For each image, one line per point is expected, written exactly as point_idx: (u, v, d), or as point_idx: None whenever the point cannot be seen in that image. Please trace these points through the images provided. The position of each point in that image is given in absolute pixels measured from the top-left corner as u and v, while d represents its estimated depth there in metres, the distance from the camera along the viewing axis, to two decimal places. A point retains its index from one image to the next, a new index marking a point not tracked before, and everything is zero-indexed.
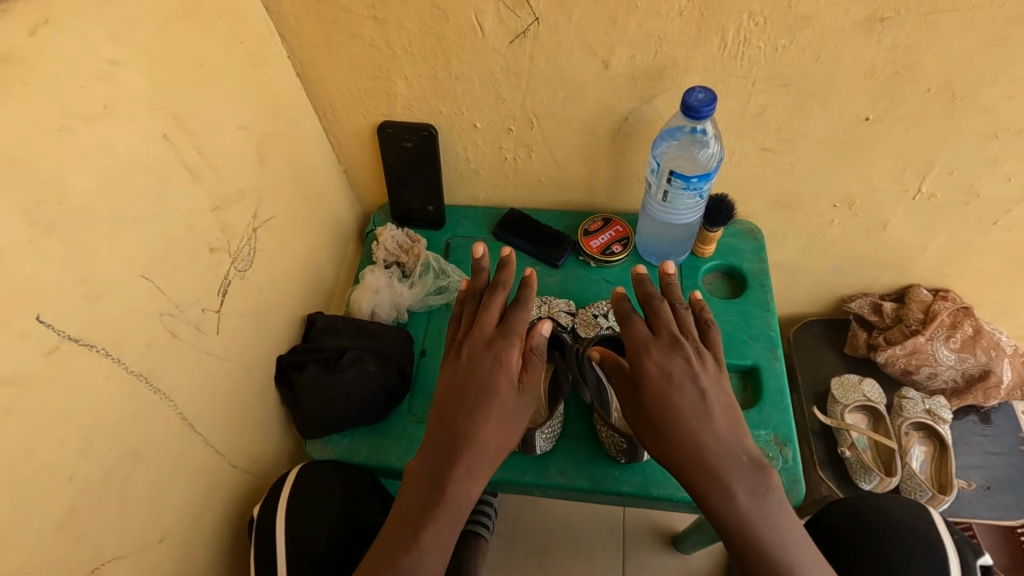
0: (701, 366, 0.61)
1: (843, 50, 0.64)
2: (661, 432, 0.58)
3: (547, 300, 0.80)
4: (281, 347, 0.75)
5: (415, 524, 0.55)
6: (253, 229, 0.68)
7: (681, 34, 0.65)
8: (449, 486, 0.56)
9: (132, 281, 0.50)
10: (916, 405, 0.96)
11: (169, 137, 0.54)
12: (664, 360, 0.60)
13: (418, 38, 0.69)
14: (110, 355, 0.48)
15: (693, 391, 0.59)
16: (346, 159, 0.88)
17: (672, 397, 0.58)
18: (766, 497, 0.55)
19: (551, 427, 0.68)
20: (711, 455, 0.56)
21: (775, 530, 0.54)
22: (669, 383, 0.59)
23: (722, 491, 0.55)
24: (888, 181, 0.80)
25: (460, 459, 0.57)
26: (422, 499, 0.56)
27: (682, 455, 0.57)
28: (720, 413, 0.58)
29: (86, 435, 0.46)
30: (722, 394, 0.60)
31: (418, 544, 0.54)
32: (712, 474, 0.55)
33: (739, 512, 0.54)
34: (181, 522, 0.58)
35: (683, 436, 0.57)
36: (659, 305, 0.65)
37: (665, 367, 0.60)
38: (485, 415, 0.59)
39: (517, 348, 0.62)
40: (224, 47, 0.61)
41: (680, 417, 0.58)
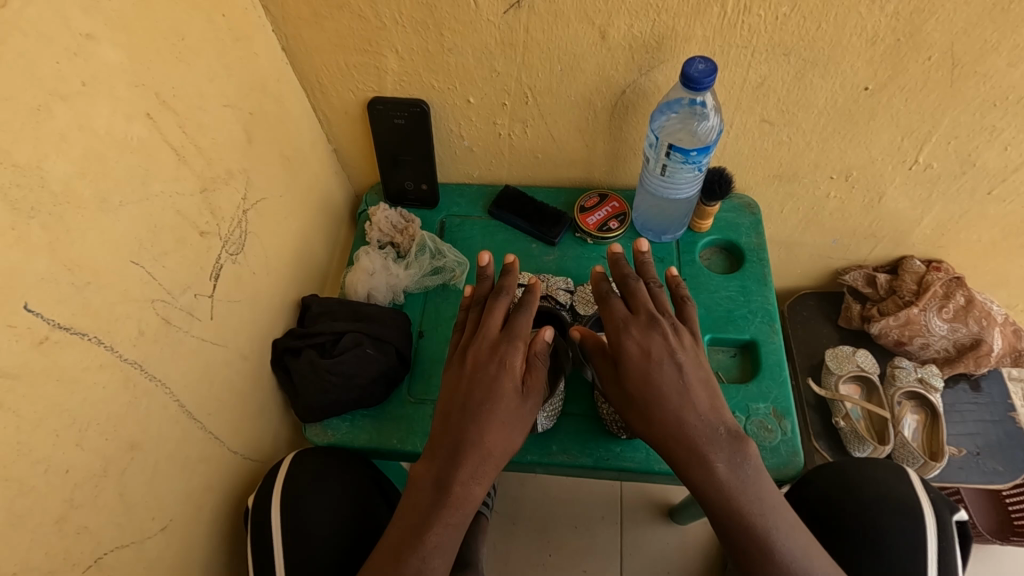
0: (680, 342, 0.60)
1: (846, 17, 0.63)
2: (640, 408, 0.58)
3: (546, 278, 0.79)
4: (276, 332, 0.74)
5: (419, 530, 0.55)
6: (244, 211, 0.66)
7: (680, 2, 0.63)
8: (452, 491, 0.56)
9: (120, 267, 0.48)
10: (909, 374, 0.98)
11: (153, 116, 0.52)
12: (643, 338, 0.60)
13: (408, 9, 0.67)
14: (102, 344, 0.47)
15: (672, 367, 0.59)
16: (336, 138, 0.86)
17: (652, 374, 0.58)
18: (744, 466, 0.55)
19: (553, 405, 0.68)
20: (692, 430, 0.56)
21: (756, 498, 0.54)
22: (647, 358, 0.59)
23: (702, 463, 0.55)
24: (886, 152, 0.79)
25: (463, 465, 0.57)
26: (425, 504, 0.56)
27: (660, 429, 0.57)
28: (699, 387, 0.58)
29: (83, 426, 0.45)
30: (701, 368, 0.60)
31: (422, 550, 0.54)
32: (693, 448, 0.56)
33: (719, 482, 0.54)
34: (183, 510, 0.57)
35: (663, 413, 0.57)
36: (634, 285, 0.64)
37: (645, 344, 0.60)
38: (488, 420, 0.58)
39: (521, 352, 0.62)
40: (205, 20, 0.58)
41: (659, 393, 0.58)
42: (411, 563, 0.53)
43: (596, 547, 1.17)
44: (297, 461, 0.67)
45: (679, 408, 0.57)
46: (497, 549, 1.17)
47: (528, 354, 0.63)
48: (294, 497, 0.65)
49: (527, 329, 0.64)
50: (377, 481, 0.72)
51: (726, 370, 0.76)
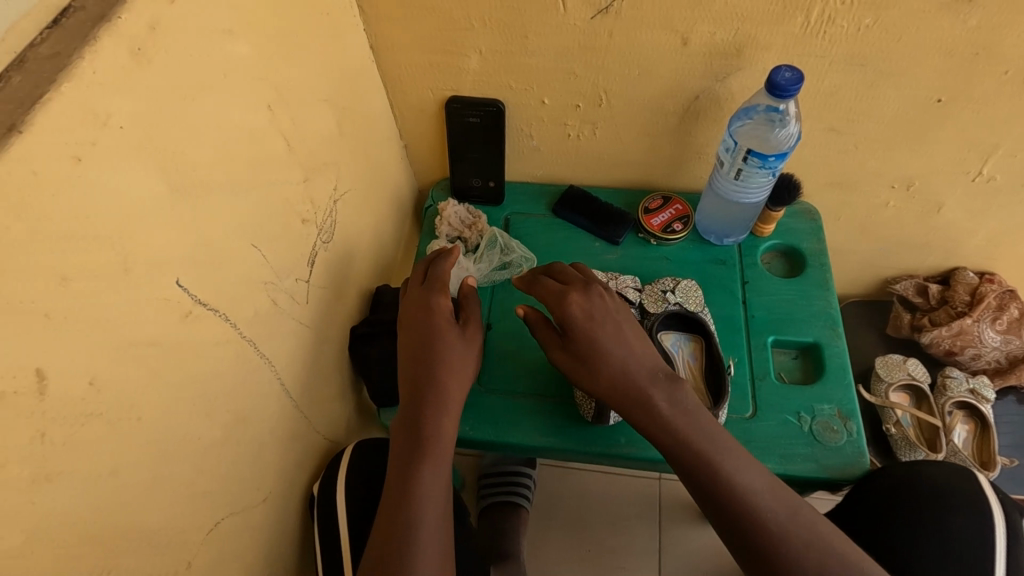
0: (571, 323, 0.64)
1: (926, 30, 0.64)
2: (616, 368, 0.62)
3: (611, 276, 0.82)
4: (353, 320, 0.77)
5: (409, 469, 0.59)
6: (334, 201, 0.69)
7: (765, 12, 0.65)
8: (423, 432, 0.61)
9: (243, 249, 0.51)
10: (960, 384, 0.98)
11: (272, 108, 0.55)
12: (576, 308, 0.64)
13: (498, 12, 0.69)
14: (228, 321, 0.50)
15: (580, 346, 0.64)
16: (407, 134, 0.89)
17: (623, 334, 0.64)
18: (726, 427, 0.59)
19: None
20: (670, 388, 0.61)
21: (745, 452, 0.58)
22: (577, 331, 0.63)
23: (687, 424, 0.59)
24: (949, 163, 0.81)
25: (432, 407, 0.62)
26: (405, 449, 0.60)
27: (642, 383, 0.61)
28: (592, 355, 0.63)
29: (211, 397, 0.48)
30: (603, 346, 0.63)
31: (412, 489, 0.58)
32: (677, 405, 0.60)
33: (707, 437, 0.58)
34: (277, 484, 0.60)
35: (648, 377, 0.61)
36: (561, 265, 0.70)
37: (576, 321, 0.64)
38: (451, 371, 0.65)
39: (440, 313, 0.68)
40: (312, 18, 0.61)
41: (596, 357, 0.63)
42: (403, 503, 0.57)
43: (634, 545, 1.19)
44: (358, 451, 0.70)
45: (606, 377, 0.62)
46: (536, 544, 1.19)
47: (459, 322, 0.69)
48: (359, 483, 0.68)
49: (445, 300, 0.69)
50: None
51: (789, 371, 0.78)
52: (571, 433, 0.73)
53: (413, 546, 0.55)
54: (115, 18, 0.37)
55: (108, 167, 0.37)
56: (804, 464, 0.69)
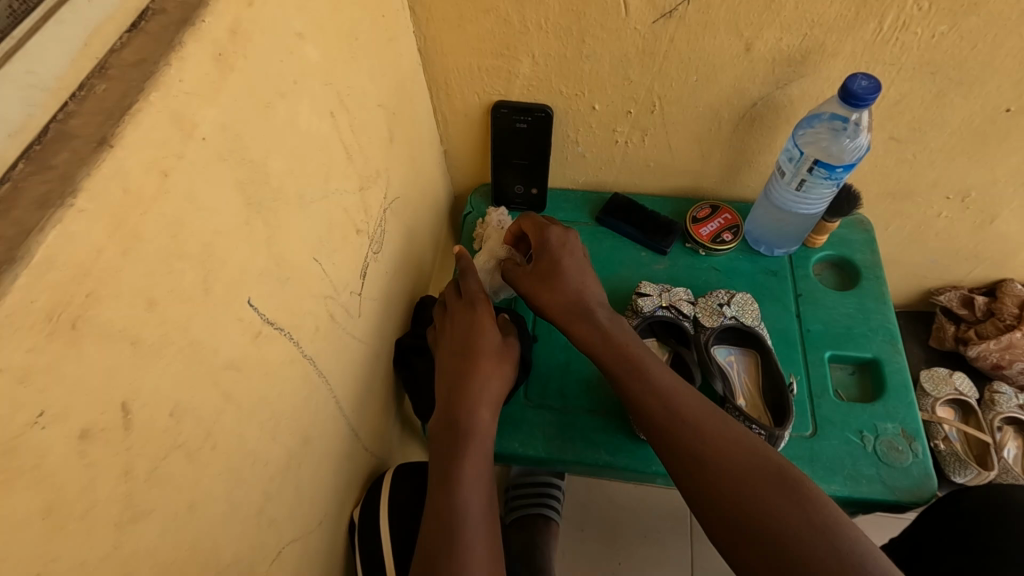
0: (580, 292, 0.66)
1: (1004, 38, 0.62)
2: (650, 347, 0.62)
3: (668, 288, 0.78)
4: (398, 331, 0.75)
5: (455, 461, 0.60)
6: (384, 210, 0.67)
7: (837, 17, 0.63)
8: (463, 427, 0.62)
9: (307, 262, 0.49)
10: (1009, 400, 0.96)
11: (335, 114, 0.53)
12: (572, 275, 0.68)
13: (557, 14, 0.67)
14: (293, 339, 0.47)
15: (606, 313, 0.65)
16: (448, 139, 0.87)
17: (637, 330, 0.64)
18: None
19: None
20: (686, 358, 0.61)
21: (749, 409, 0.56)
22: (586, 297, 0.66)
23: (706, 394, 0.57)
24: (1010, 174, 0.79)
25: (466, 403, 0.63)
26: (447, 445, 0.61)
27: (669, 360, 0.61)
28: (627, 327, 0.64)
29: (280, 420, 0.46)
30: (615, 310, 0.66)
31: (457, 484, 0.58)
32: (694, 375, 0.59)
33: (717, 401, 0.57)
34: (330, 506, 0.57)
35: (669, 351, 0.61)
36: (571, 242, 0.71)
37: (569, 290, 0.66)
38: (482, 372, 0.65)
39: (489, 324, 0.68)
40: (371, 20, 0.59)
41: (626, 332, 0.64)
42: (447, 497, 0.57)
43: (668, 558, 1.17)
44: (398, 474, 0.68)
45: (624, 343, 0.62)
46: (567, 556, 1.17)
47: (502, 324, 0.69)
48: (401, 499, 0.65)
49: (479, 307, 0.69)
50: None
51: (846, 387, 0.76)
52: (625, 451, 0.71)
53: (460, 534, 0.55)
54: (200, 21, 0.34)
55: (193, 181, 0.34)
56: (870, 486, 0.66)
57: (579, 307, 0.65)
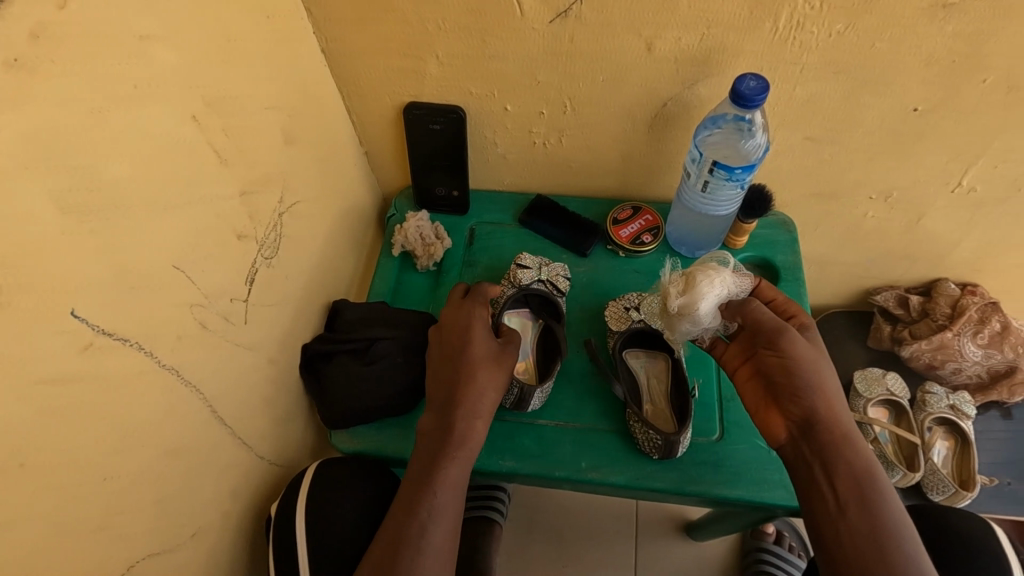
0: (804, 371, 0.57)
1: (903, 37, 0.61)
2: (829, 438, 0.56)
3: (698, 270, 0.66)
4: (305, 336, 0.73)
5: (432, 470, 0.58)
6: (278, 214, 0.65)
7: (733, 16, 0.61)
8: (455, 430, 0.60)
9: (163, 272, 0.48)
10: (939, 400, 0.95)
11: (198, 118, 0.51)
12: (806, 347, 0.58)
13: (454, 15, 0.65)
14: (143, 350, 0.46)
15: (816, 399, 0.57)
16: (368, 141, 0.85)
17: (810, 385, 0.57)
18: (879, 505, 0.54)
19: (547, 386, 0.69)
20: (861, 463, 0.55)
21: (896, 515, 0.54)
22: (807, 376, 0.57)
23: (860, 489, 0.54)
24: (930, 174, 0.77)
25: (463, 406, 0.61)
26: (435, 444, 0.60)
27: (838, 457, 0.55)
28: (838, 417, 0.57)
29: (125, 434, 0.45)
30: (827, 396, 0.57)
31: (432, 486, 0.57)
32: (867, 475, 0.55)
33: (877, 503, 0.54)
34: (211, 517, 0.56)
35: (852, 455, 0.55)
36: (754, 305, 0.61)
37: (809, 367, 0.57)
38: (485, 368, 0.63)
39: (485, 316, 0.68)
40: (251, 21, 0.57)
41: (811, 419, 0.57)
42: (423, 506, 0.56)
43: (612, 560, 1.16)
44: (321, 468, 0.65)
45: (839, 419, 0.57)
46: (511, 558, 1.16)
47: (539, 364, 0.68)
48: (323, 497, 0.63)
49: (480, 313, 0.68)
50: None
51: None
52: (532, 457, 0.69)
53: (415, 541, 0.54)
54: None
55: None
56: (773, 491, 0.66)
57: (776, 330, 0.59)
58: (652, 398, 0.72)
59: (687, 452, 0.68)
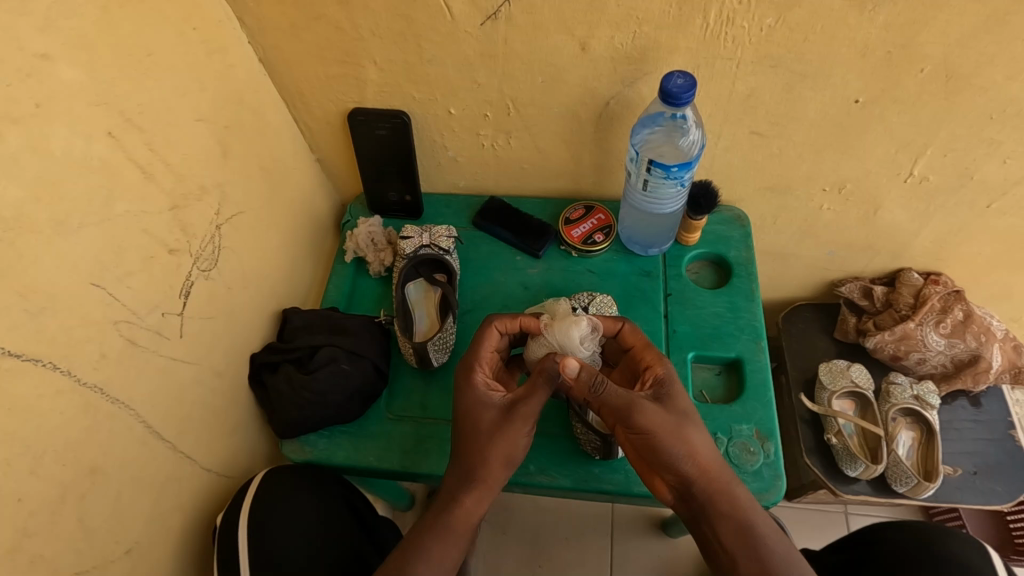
0: (660, 443, 0.55)
1: (835, 29, 0.61)
2: (704, 496, 0.56)
3: (553, 335, 0.65)
4: (255, 347, 0.73)
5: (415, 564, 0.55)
6: (217, 226, 0.65)
7: (662, 13, 0.61)
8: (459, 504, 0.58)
9: (77, 289, 0.48)
10: (903, 390, 0.96)
11: (116, 134, 0.51)
12: (661, 416, 0.56)
13: (385, 20, 0.65)
14: (58, 369, 0.46)
15: (684, 465, 0.56)
16: (319, 148, 0.84)
17: (678, 449, 0.55)
18: (767, 548, 0.54)
19: (442, 339, 0.74)
20: (737, 515, 0.55)
21: (783, 549, 0.55)
22: (663, 444, 0.55)
23: (746, 540, 0.54)
24: (881, 165, 0.77)
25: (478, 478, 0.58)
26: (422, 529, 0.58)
27: (715, 518, 0.55)
28: (711, 474, 0.56)
29: (37, 453, 0.45)
30: (694, 458, 0.56)
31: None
32: (749, 524, 0.55)
33: (762, 555, 0.54)
34: (150, 532, 0.57)
35: (726, 509, 0.55)
36: (604, 387, 0.57)
37: (666, 434, 0.55)
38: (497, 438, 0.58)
39: (482, 373, 0.62)
40: (175, 33, 0.57)
41: (684, 484, 0.56)
42: None
43: (588, 559, 1.15)
44: (266, 479, 0.66)
45: (711, 473, 0.56)
46: (487, 560, 1.16)
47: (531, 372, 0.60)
48: (265, 509, 0.64)
49: (482, 356, 0.64)
50: (348, 505, 0.72)
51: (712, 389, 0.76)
52: None
53: None
54: None
55: None
56: None
57: (628, 405, 0.56)
58: None
59: None
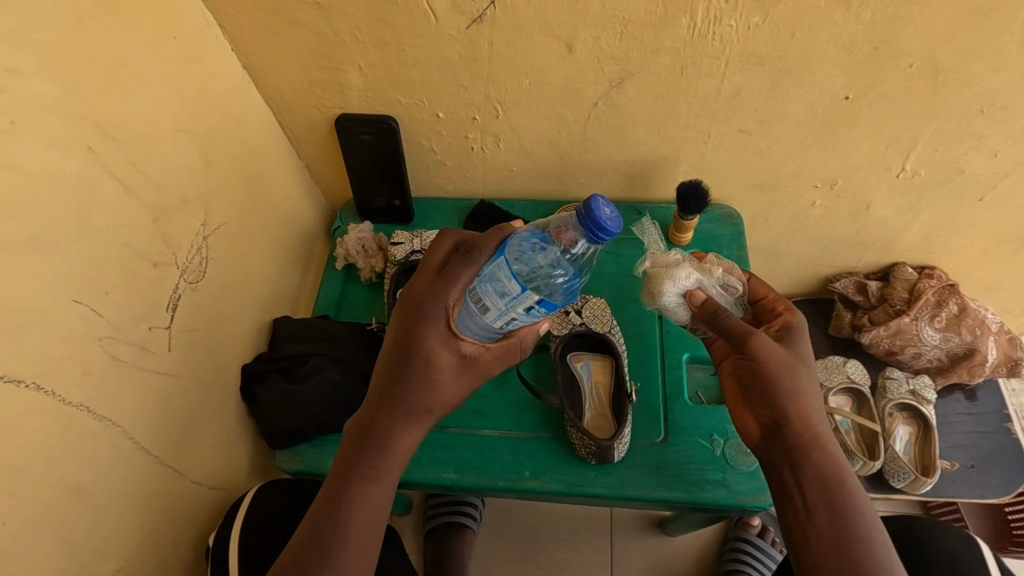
0: (774, 379, 0.55)
1: (820, 26, 0.60)
2: (798, 440, 0.55)
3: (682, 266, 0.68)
4: (244, 357, 0.73)
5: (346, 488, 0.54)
6: (203, 237, 0.64)
7: (646, 13, 0.60)
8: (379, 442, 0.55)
9: (57, 307, 0.47)
10: (900, 385, 0.96)
11: (93, 148, 0.50)
12: (778, 351, 0.56)
13: (368, 25, 0.64)
14: (41, 390, 0.46)
15: (787, 401, 0.55)
16: (306, 154, 0.84)
17: (783, 382, 0.55)
18: (847, 507, 0.53)
19: None
20: (828, 465, 0.54)
21: (860, 512, 0.53)
22: (778, 384, 0.55)
23: (828, 493, 0.53)
24: (870, 161, 0.76)
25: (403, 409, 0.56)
26: (356, 452, 0.55)
27: (803, 461, 0.54)
28: (812, 425, 0.55)
29: (19, 473, 0.44)
30: (801, 403, 0.55)
31: (345, 502, 0.53)
32: (837, 481, 0.54)
33: (845, 510, 0.53)
34: (137, 549, 0.56)
35: (820, 458, 0.54)
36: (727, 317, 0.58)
37: (780, 371, 0.55)
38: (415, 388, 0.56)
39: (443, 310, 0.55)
40: (153, 44, 0.56)
41: (782, 423, 0.55)
42: (332, 519, 0.53)
43: (587, 561, 1.15)
44: (255, 494, 0.65)
45: (811, 420, 0.55)
46: (485, 564, 1.15)
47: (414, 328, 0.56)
48: (255, 523, 0.63)
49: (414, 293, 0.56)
50: None
51: (706, 389, 0.75)
52: (472, 468, 0.68)
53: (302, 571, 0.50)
54: None
55: None
56: (715, 491, 0.65)
57: (744, 330, 0.56)
58: (594, 404, 0.72)
59: (626, 456, 0.68)
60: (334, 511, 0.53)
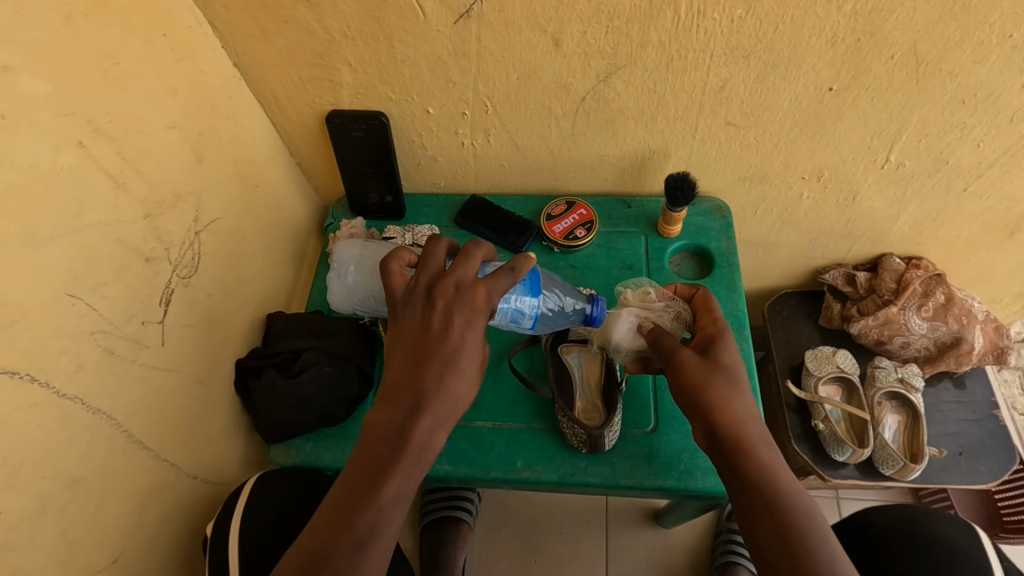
0: (698, 385, 0.56)
1: (803, 18, 0.61)
2: (731, 445, 0.55)
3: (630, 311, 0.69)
4: (238, 353, 0.73)
5: (370, 490, 0.51)
6: (195, 233, 0.65)
7: (632, 8, 0.61)
8: (412, 436, 0.53)
9: (51, 302, 0.48)
10: (889, 373, 0.97)
11: (85, 144, 0.51)
12: (698, 360, 0.58)
13: (356, 22, 0.65)
14: (35, 381, 0.46)
15: (712, 408, 0.55)
16: (298, 151, 0.84)
17: (705, 390, 0.56)
18: (787, 503, 0.52)
19: None
20: (762, 465, 0.54)
21: (803, 507, 0.52)
22: (698, 391, 0.56)
23: (768, 494, 0.52)
24: (856, 152, 0.77)
25: (432, 407, 0.53)
26: (381, 452, 0.53)
27: (742, 463, 0.54)
28: (739, 426, 0.55)
29: (14, 466, 0.45)
30: (727, 405, 0.55)
31: (378, 501, 0.51)
32: (774, 481, 0.53)
33: (786, 506, 0.52)
34: (135, 542, 0.57)
35: (751, 459, 0.54)
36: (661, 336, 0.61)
37: (703, 379, 0.56)
38: (451, 378, 0.54)
39: (476, 297, 0.55)
40: (143, 40, 0.57)
41: (714, 428, 0.55)
42: (366, 515, 0.50)
43: (583, 553, 1.16)
44: (256, 489, 0.67)
45: (739, 423, 0.55)
46: (482, 558, 1.16)
47: (445, 313, 0.55)
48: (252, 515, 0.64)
49: (453, 277, 0.56)
50: None
51: None
52: (467, 459, 0.69)
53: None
54: None
55: None
56: (706, 478, 0.66)
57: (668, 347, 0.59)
58: (583, 396, 0.73)
59: (618, 445, 0.69)
60: (358, 516, 0.50)
